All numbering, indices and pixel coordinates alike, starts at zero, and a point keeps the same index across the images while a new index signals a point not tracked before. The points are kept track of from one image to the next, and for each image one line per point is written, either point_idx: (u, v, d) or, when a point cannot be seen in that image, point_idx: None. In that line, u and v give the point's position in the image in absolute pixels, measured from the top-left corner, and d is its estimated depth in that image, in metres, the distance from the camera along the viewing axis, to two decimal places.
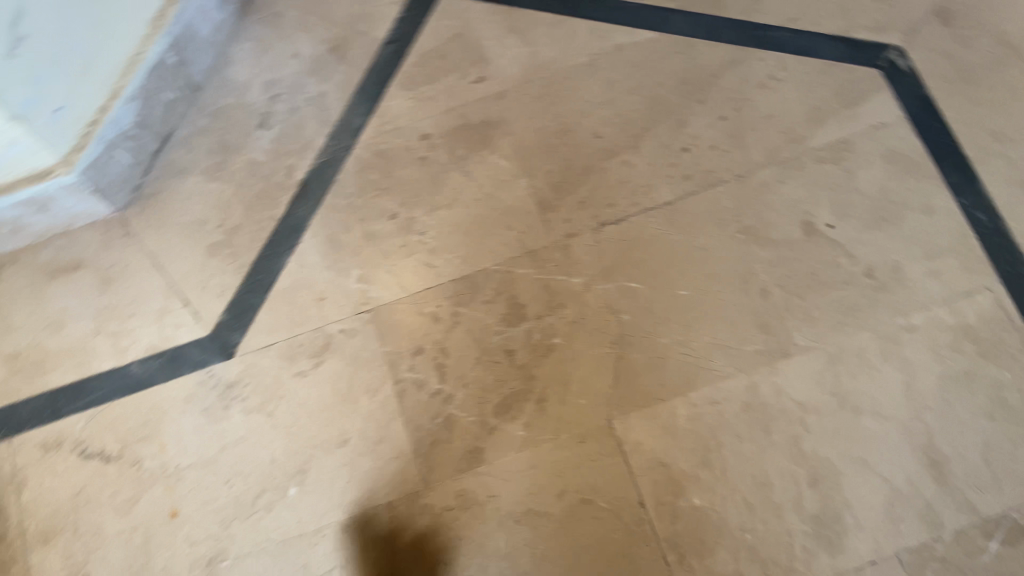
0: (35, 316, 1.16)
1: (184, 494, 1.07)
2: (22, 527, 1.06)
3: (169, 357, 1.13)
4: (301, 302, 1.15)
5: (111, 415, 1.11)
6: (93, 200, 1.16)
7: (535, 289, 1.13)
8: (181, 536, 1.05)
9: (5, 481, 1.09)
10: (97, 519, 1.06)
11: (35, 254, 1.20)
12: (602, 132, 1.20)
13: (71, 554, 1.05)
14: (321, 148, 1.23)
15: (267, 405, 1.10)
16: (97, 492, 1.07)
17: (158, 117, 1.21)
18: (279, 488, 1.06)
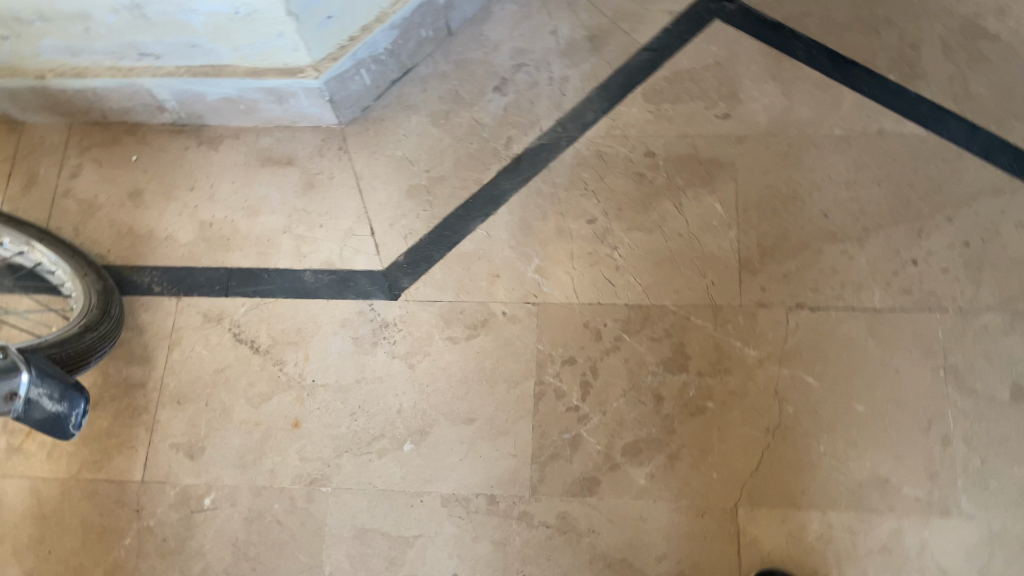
0: (237, 194, 1.22)
1: (311, 409, 1.10)
2: (163, 382, 1.12)
3: (340, 278, 1.16)
4: (476, 272, 1.14)
5: (271, 311, 1.15)
6: (324, 108, 1.20)
7: (706, 345, 1.08)
8: (295, 447, 1.08)
9: (163, 334, 1.15)
10: (229, 401, 1.11)
11: (256, 137, 1.25)
12: (831, 213, 1.13)
13: (197, 424, 1.10)
14: (545, 130, 1.21)
15: (411, 356, 1.11)
16: (236, 377, 1.12)
17: (408, 50, 1.23)
18: (397, 440, 1.07)
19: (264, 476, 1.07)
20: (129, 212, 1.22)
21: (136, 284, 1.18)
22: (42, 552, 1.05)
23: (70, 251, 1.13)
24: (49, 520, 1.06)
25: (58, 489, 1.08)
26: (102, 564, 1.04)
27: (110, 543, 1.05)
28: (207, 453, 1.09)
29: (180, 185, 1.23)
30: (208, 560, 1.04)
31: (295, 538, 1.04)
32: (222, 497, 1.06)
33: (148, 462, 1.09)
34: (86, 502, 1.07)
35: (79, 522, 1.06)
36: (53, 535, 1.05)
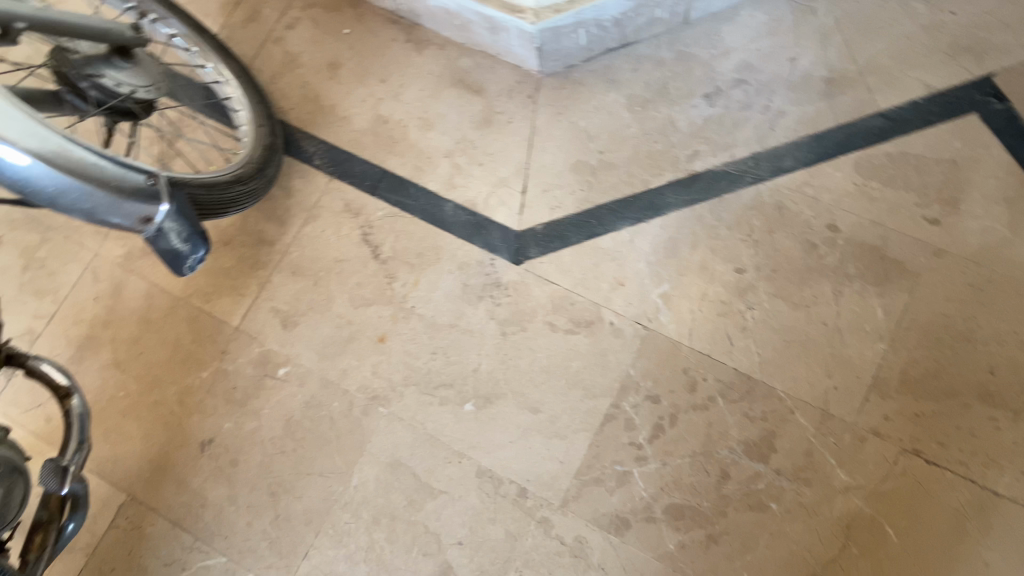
0: (419, 103, 1.22)
1: (400, 332, 1.12)
2: (287, 249, 1.18)
3: (476, 221, 1.15)
4: (603, 271, 1.10)
5: (404, 226, 1.17)
6: (530, 52, 1.16)
7: (797, 446, 1.00)
8: (372, 360, 1.11)
9: (305, 205, 1.20)
10: (334, 292, 1.15)
11: (459, 54, 1.24)
12: (998, 372, 1.00)
13: (299, 299, 1.15)
14: (736, 158, 1.12)
15: (507, 325, 1.10)
16: (349, 272, 1.16)
17: (636, 25, 1.16)
18: (461, 396, 1.08)
19: (336, 372, 1.11)
20: (320, 79, 1.26)
21: (300, 150, 1.22)
22: (136, 352, 1.15)
23: (256, 99, 1.17)
24: (152, 327, 1.16)
25: (169, 304, 1.17)
26: (177, 384, 1.13)
27: (190, 369, 1.14)
28: (298, 329, 1.14)
29: (374, 73, 1.25)
30: (260, 423, 1.10)
31: (339, 440, 1.08)
32: (294, 374, 1.12)
33: (248, 314, 1.15)
34: (186, 325, 1.16)
35: (173, 340, 1.15)
36: (151, 341, 1.15)
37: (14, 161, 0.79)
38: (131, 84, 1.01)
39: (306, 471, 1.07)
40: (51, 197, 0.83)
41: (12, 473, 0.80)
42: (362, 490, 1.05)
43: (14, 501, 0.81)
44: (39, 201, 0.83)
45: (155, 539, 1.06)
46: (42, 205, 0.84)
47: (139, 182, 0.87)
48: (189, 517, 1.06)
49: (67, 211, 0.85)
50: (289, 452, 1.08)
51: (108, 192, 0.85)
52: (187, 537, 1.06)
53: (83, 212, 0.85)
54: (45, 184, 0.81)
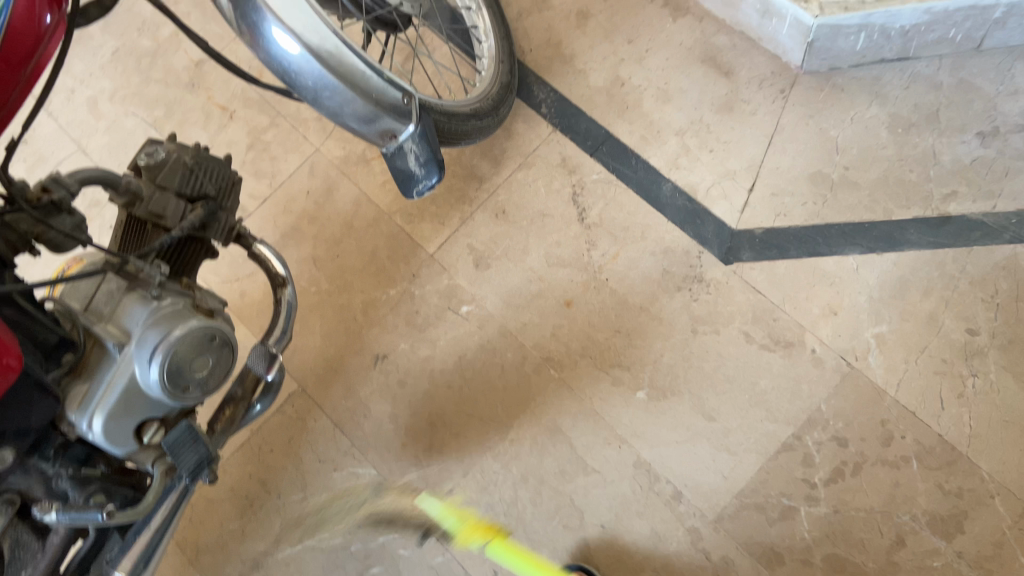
0: (661, 72, 1.16)
1: (588, 301, 1.09)
2: (496, 190, 1.17)
3: (693, 208, 1.10)
4: (817, 294, 1.03)
5: (617, 196, 1.13)
6: (798, 46, 1.08)
7: (987, 534, 0.91)
8: (554, 321, 1.09)
9: (523, 151, 1.18)
10: (531, 243, 1.13)
11: (717, 30, 1.16)
12: None
13: (496, 243, 1.14)
14: (997, 211, 1.01)
15: (700, 323, 1.04)
16: (551, 228, 1.13)
17: (922, 40, 1.06)
18: (636, 382, 1.04)
19: (516, 324, 1.10)
20: (567, 26, 1.22)
21: (531, 94, 1.20)
22: (333, 254, 1.19)
23: (503, 35, 1.15)
24: (353, 234, 1.19)
25: (373, 215, 1.19)
26: (364, 294, 1.16)
27: (380, 283, 1.16)
28: (489, 271, 1.13)
29: (622, 31, 1.20)
30: (434, 353, 1.11)
31: (504, 391, 1.08)
32: (475, 315, 1.12)
33: (445, 245, 1.16)
34: (385, 241, 1.18)
35: (371, 251, 1.18)
36: (349, 247, 1.18)
37: (286, 47, 0.81)
38: None
39: (467, 411, 1.08)
40: (310, 90, 0.85)
41: (226, 346, 0.84)
42: (517, 446, 1.05)
43: (221, 371, 0.85)
44: (297, 91, 0.85)
45: (316, 434, 1.11)
46: (299, 95, 0.86)
47: (392, 93, 0.89)
48: (350, 423, 1.10)
49: (319, 106, 0.87)
50: (455, 389, 1.09)
51: (362, 98, 0.87)
52: (344, 440, 1.10)
53: (333, 110, 0.87)
54: (310, 78, 0.83)
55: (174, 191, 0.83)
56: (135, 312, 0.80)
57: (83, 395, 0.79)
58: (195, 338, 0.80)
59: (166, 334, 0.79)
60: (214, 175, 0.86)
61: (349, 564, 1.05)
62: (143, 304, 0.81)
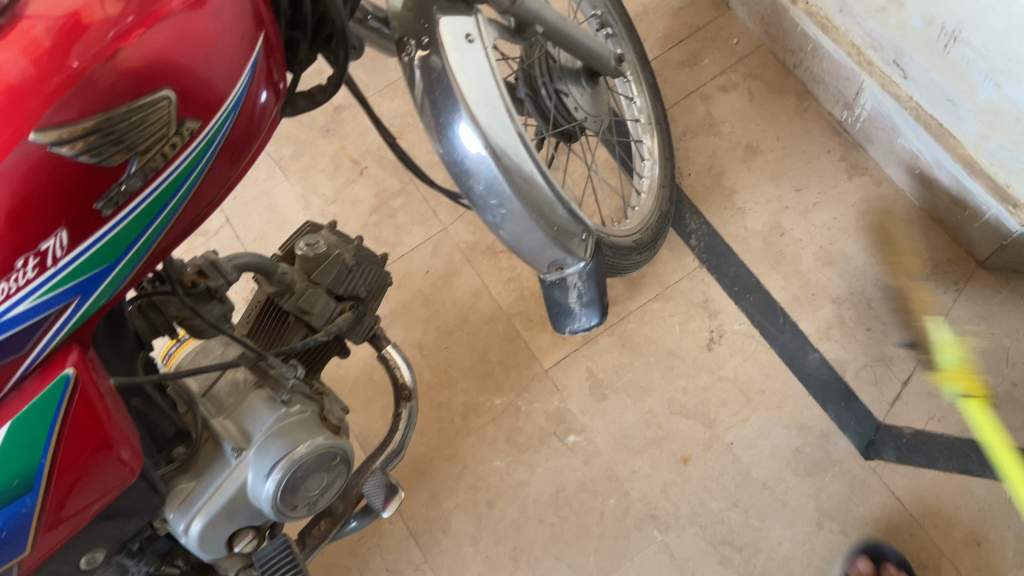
0: (827, 231, 1.09)
1: (708, 463, 1.00)
2: (627, 316, 1.09)
3: (839, 389, 1.01)
4: (962, 518, 0.94)
5: (758, 354, 1.04)
6: (988, 242, 1.00)
7: None
8: (666, 476, 1.00)
9: (662, 281, 1.10)
10: (655, 384, 1.05)
11: (895, 200, 1.09)
12: None
13: (617, 375, 1.06)
14: None
15: (827, 518, 0.96)
16: (679, 372, 1.05)
17: None
18: (745, 567, 0.95)
19: (624, 469, 1.01)
20: (732, 157, 1.15)
21: (682, 221, 1.13)
22: (442, 344, 1.11)
23: (667, 160, 1.10)
24: (466, 328, 1.12)
25: (491, 311, 1.12)
26: (466, 396, 1.08)
27: (485, 389, 1.08)
28: (605, 403, 1.05)
29: (791, 176, 1.12)
30: (529, 480, 1.03)
31: (599, 540, 0.99)
32: (581, 447, 1.03)
33: (562, 363, 1.08)
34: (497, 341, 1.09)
35: (482, 350, 1.10)
36: (459, 341, 1.11)
37: (466, 143, 0.74)
38: (584, 110, 0.94)
39: (555, 553, 0.99)
40: (478, 195, 0.77)
41: (344, 467, 0.77)
42: None
43: (332, 491, 0.77)
44: (467, 194, 0.78)
45: (388, 537, 1.03)
46: (467, 199, 0.78)
47: (565, 219, 0.81)
48: (427, 535, 1.02)
49: (485, 215, 0.78)
50: (545, 525, 1.00)
51: (531, 214, 0.78)
52: (417, 553, 1.01)
53: (497, 222, 0.79)
54: (481, 181, 0.75)
55: (325, 287, 0.77)
56: (260, 415, 0.74)
57: (186, 494, 0.72)
58: (316, 458, 0.73)
59: (289, 450, 0.72)
60: (369, 275, 0.79)
61: None
62: (270, 407, 0.74)
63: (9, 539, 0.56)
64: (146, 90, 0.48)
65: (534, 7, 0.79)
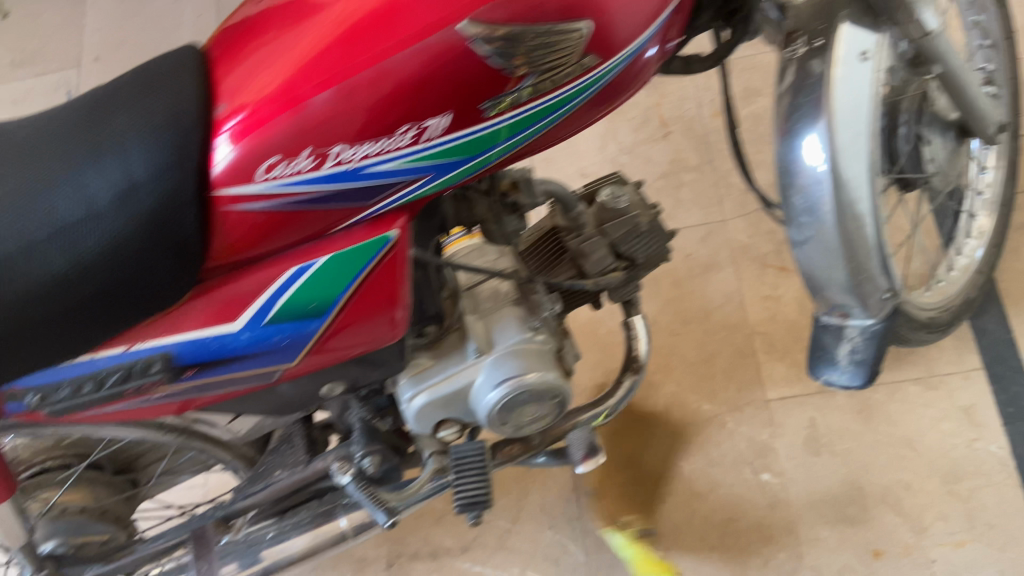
0: None
1: (901, 566, 0.92)
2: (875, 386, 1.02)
3: None
4: None
5: (1005, 487, 0.93)
6: None
7: None
8: (848, 560, 0.94)
9: (928, 368, 1.02)
10: (873, 464, 0.98)
11: None
12: None
13: (839, 438, 1.00)
14: None
15: None
16: (906, 465, 0.97)
17: None
18: None
19: (806, 532, 0.96)
20: None
21: (982, 315, 1.02)
22: (674, 329, 1.11)
23: (994, 249, 0.98)
24: (705, 325, 1.10)
25: (736, 319, 1.09)
26: (677, 387, 1.08)
27: (699, 391, 1.07)
28: (815, 459, 1.00)
29: None
30: (705, 495, 1.01)
31: None
32: (772, 489, 0.99)
33: (787, 401, 1.03)
34: (726, 333, 1.09)
35: (710, 352, 1.08)
36: (690, 335, 1.10)
37: (810, 157, 0.70)
38: (937, 164, 0.88)
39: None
40: (794, 206, 0.73)
41: (558, 407, 0.79)
42: None
43: (539, 424, 0.80)
44: (784, 200, 0.75)
45: (555, 482, 1.06)
46: (782, 206, 0.76)
47: (875, 269, 0.75)
48: (590, 496, 1.04)
49: (792, 230, 0.75)
50: (705, 543, 0.98)
51: (843, 251, 0.73)
52: (574, 508, 1.04)
53: (800, 240, 0.75)
54: (804, 198, 0.72)
55: (611, 241, 0.77)
56: (507, 330, 0.77)
57: (421, 369, 0.78)
58: (540, 390, 0.76)
59: (521, 373, 0.75)
60: (654, 246, 0.78)
61: None
62: (518, 327, 0.77)
63: (286, 347, 0.63)
64: (568, 18, 0.52)
65: (943, 48, 0.74)
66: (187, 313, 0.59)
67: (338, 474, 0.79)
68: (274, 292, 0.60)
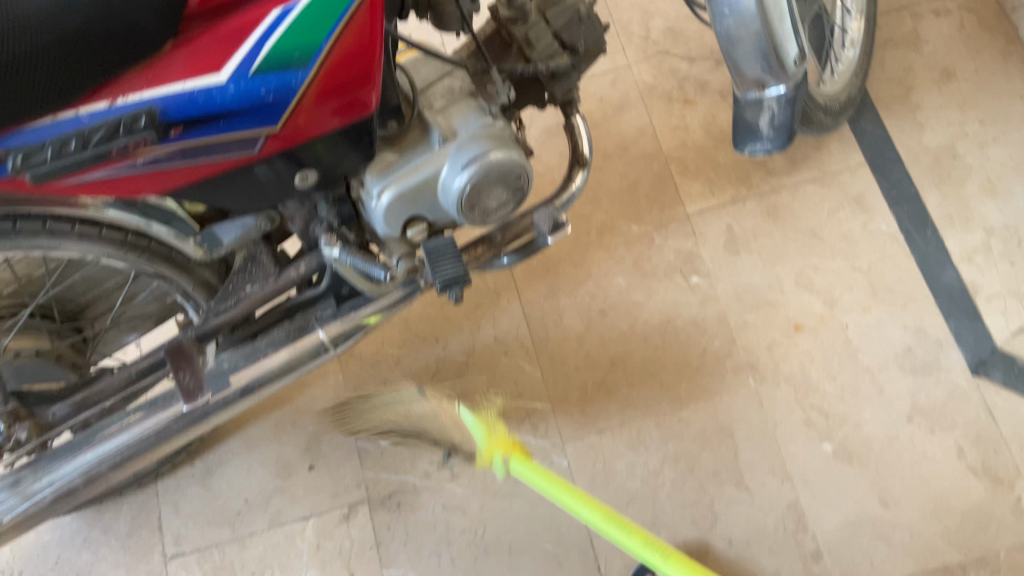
0: (999, 167, 1.11)
1: (821, 333, 1.05)
2: (780, 189, 1.13)
3: (966, 305, 1.04)
4: None
5: (897, 255, 1.08)
6: None
7: None
8: (777, 336, 1.05)
9: (822, 170, 1.14)
10: (787, 255, 1.09)
11: None
12: None
13: (755, 236, 1.11)
14: None
15: (919, 414, 1.00)
16: (814, 252, 1.09)
17: None
18: (826, 431, 1.00)
19: (736, 321, 1.07)
20: (927, 77, 1.17)
21: (860, 119, 1.16)
22: (597, 165, 1.17)
23: (867, 58, 1.10)
24: (624, 158, 1.17)
25: (652, 149, 1.17)
26: (607, 216, 1.14)
27: (627, 216, 1.14)
28: (736, 258, 1.10)
29: (978, 109, 1.14)
30: (644, 304, 1.09)
31: (698, 373, 1.05)
32: (702, 288, 1.09)
33: (706, 212, 1.13)
34: (643, 163, 1.16)
35: (633, 181, 1.16)
36: (612, 167, 1.17)
37: None
38: None
39: (651, 371, 1.06)
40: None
41: (520, 190, 0.84)
42: (684, 426, 1.02)
43: (504, 209, 0.85)
44: None
45: (504, 313, 1.10)
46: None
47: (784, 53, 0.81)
48: (539, 322, 1.09)
49: (716, 26, 0.80)
50: (649, 345, 1.07)
51: (759, 37, 0.79)
52: (525, 335, 1.09)
53: (725, 32, 0.80)
54: None
55: (553, 29, 0.83)
56: (468, 117, 0.80)
57: (387, 164, 0.80)
58: (505, 168, 0.79)
59: (485, 151, 0.78)
60: (590, 35, 0.85)
61: (478, 442, 1.04)
62: (478, 114, 0.80)
63: (271, 107, 0.64)
64: None
65: None
66: (170, 64, 0.59)
67: (327, 247, 0.80)
68: (259, 37, 0.60)
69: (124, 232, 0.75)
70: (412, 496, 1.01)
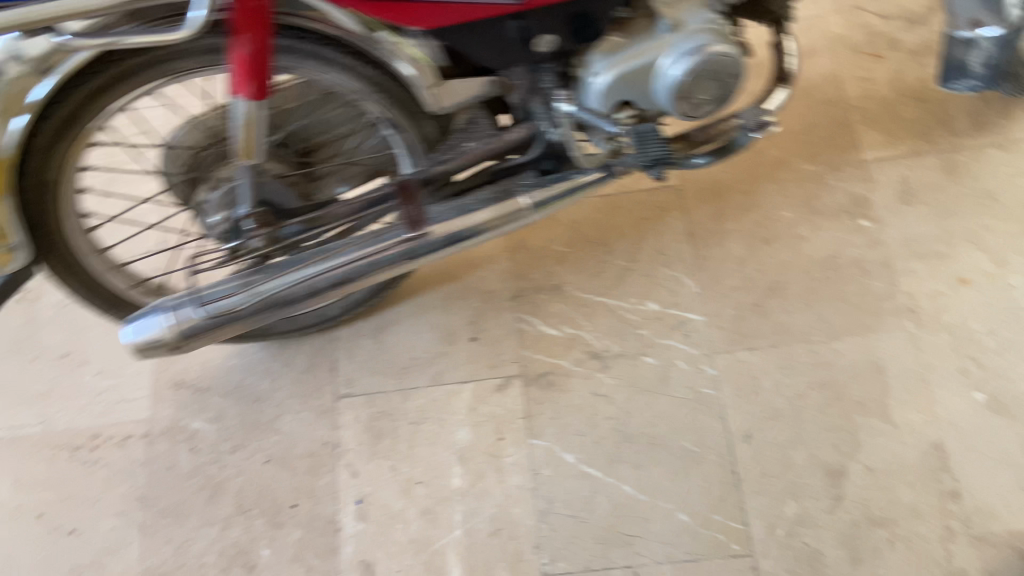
0: None
1: (987, 289, 1.06)
2: (961, 148, 1.15)
3: None
4: None
5: None
6: None
7: None
8: (941, 285, 1.07)
9: (1005, 135, 1.15)
10: (959, 211, 1.11)
11: None
12: None
13: (929, 189, 1.13)
14: None
15: None
16: (988, 212, 1.10)
17: None
18: (979, 381, 1.01)
19: (901, 266, 1.09)
20: None
21: None
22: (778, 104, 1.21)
23: None
24: (806, 100, 1.21)
25: (833, 96, 1.21)
26: (781, 152, 1.19)
27: (803, 154, 1.18)
28: (908, 207, 1.12)
29: None
30: (809, 238, 1.12)
31: (855, 308, 1.07)
32: (870, 231, 1.11)
33: (883, 161, 1.16)
34: (824, 107, 1.20)
35: (811, 122, 1.20)
36: (793, 107, 1.21)
37: None
38: None
39: (809, 302, 1.09)
40: None
41: (729, 89, 0.89)
42: (836, 356, 1.05)
43: (710, 106, 0.90)
44: None
45: (669, 228, 1.16)
46: None
47: None
48: (704, 239, 1.14)
49: None
50: (810, 276, 1.10)
51: None
52: (688, 251, 1.14)
53: None
54: None
55: None
56: (695, 12, 0.85)
57: (614, 47, 0.85)
58: (722, 64, 0.85)
59: (709, 44, 0.83)
60: None
61: (631, 340, 1.09)
62: (704, 9, 0.85)
63: None
64: None
65: None
66: None
67: (563, 102, 0.88)
68: None
69: (374, 72, 0.85)
70: (564, 378, 1.08)
